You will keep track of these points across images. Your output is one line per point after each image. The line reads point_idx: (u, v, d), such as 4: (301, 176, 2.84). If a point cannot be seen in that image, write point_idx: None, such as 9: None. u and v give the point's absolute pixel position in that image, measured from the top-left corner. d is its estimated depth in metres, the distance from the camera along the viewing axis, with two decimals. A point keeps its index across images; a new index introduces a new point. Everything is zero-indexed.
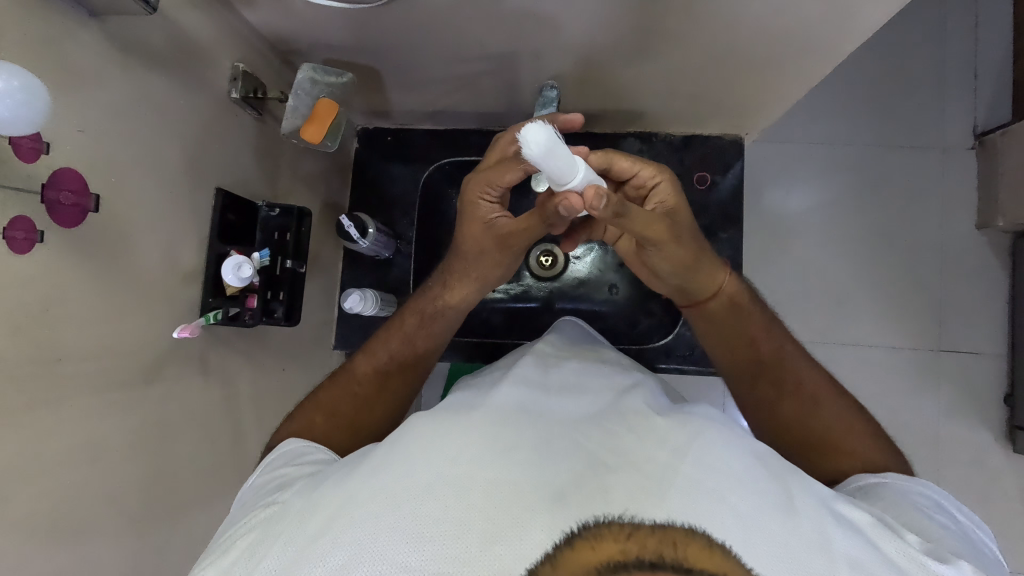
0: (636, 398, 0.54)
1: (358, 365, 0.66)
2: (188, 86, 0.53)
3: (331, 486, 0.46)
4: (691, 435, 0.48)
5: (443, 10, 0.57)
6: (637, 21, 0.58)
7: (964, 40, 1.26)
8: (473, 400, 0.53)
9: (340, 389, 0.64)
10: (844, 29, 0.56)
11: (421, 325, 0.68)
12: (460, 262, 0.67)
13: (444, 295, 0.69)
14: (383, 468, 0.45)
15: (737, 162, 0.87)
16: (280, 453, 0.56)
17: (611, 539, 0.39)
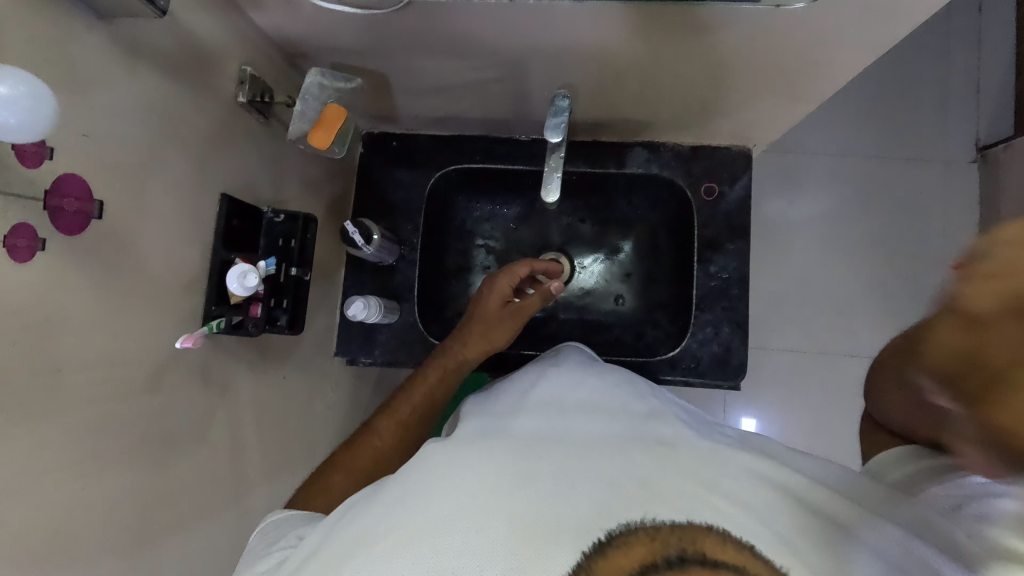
0: (656, 420, 0.54)
1: (379, 423, 0.65)
2: (195, 89, 0.52)
3: (344, 521, 0.46)
4: (703, 459, 0.50)
5: (457, 16, 0.56)
6: (651, 33, 0.57)
7: (967, 53, 1.26)
8: (489, 428, 0.52)
9: (359, 446, 0.64)
10: (861, 42, 0.56)
11: (442, 380, 0.69)
12: (476, 325, 0.70)
13: (461, 351, 0.69)
14: (397, 503, 0.45)
15: (744, 173, 0.86)
16: (269, 524, 0.54)
17: (639, 543, 0.43)
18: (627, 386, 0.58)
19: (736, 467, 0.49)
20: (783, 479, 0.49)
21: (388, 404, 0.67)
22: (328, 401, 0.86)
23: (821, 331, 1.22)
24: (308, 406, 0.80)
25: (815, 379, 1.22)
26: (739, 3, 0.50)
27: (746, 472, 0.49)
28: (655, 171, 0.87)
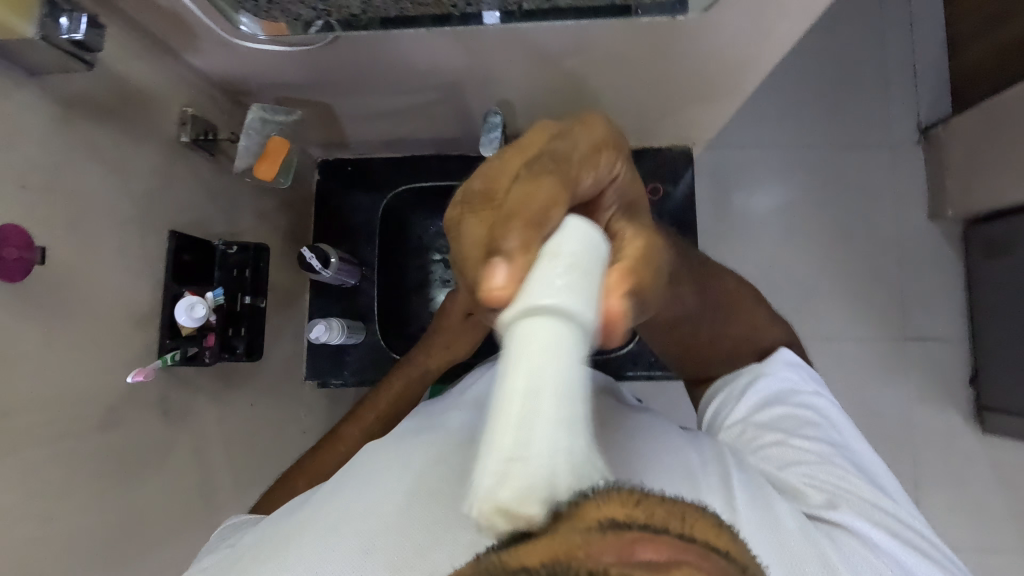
0: None
1: (345, 429, 0.67)
2: (135, 133, 0.54)
3: (286, 518, 0.53)
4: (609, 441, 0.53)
5: (387, 49, 0.59)
6: (572, 52, 0.61)
7: (903, 40, 1.31)
8: (418, 427, 0.59)
9: (325, 454, 0.65)
10: (766, 44, 0.60)
11: (406, 387, 0.71)
12: (439, 336, 0.72)
13: (425, 362, 0.72)
14: (330, 501, 0.52)
15: (686, 171, 0.91)
16: (223, 530, 0.58)
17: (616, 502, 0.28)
18: None
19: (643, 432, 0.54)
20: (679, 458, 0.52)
21: (354, 414, 0.69)
22: (303, 424, 0.88)
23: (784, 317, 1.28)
24: (281, 431, 0.82)
25: None
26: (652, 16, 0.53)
27: (663, 446, 0.53)
28: None
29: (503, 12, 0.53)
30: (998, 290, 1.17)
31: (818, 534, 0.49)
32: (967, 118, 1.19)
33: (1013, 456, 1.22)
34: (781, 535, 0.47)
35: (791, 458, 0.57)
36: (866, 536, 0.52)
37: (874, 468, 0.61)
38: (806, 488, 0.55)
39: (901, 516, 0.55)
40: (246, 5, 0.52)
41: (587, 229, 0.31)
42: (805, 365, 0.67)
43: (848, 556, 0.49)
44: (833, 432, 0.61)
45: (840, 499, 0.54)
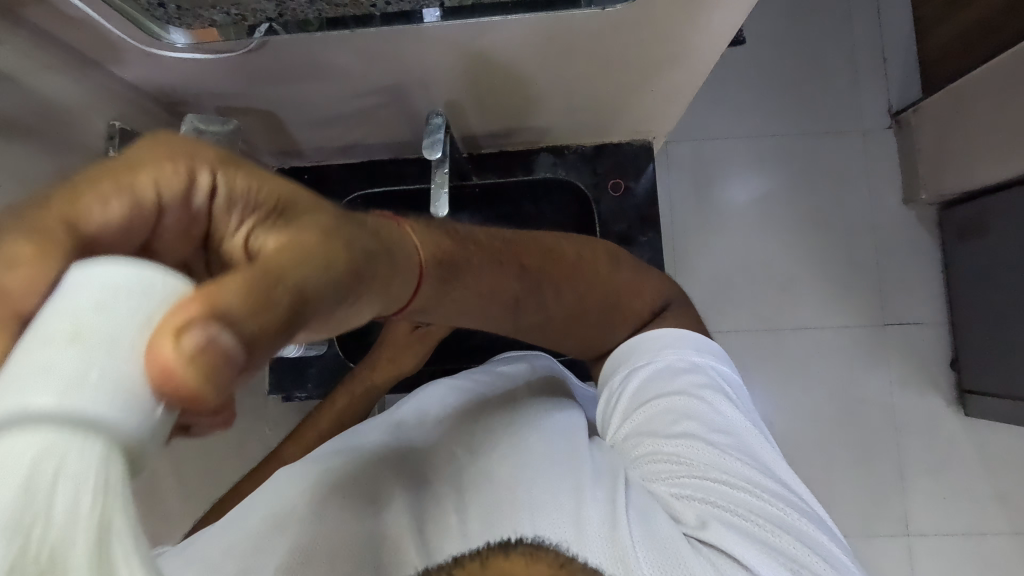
0: (499, 422, 0.60)
1: (287, 449, 0.72)
2: (55, 150, 0.52)
3: (217, 529, 0.54)
4: (526, 457, 0.55)
5: (318, 53, 0.58)
6: (509, 48, 0.59)
7: (871, 23, 1.30)
8: (349, 445, 0.61)
9: (260, 474, 0.69)
10: (707, 31, 0.58)
11: (350, 405, 0.75)
12: (383, 352, 0.75)
13: (369, 378, 0.76)
14: (259, 514, 0.53)
15: (648, 165, 0.90)
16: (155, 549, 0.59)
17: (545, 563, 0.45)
18: (484, 393, 0.65)
19: (562, 450, 0.56)
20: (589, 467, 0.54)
21: (296, 433, 0.74)
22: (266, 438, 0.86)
23: (759, 308, 1.27)
24: (240, 447, 0.80)
25: (763, 355, 1.26)
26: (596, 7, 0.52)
27: (561, 462, 0.54)
28: (562, 174, 0.90)
29: (442, 9, 0.52)
30: (974, 272, 1.16)
31: (675, 547, 0.48)
32: (936, 100, 1.18)
33: (997, 437, 1.21)
34: (637, 555, 0.46)
35: (662, 463, 0.55)
36: (736, 538, 0.49)
37: (764, 444, 0.58)
38: (675, 493, 0.53)
39: (786, 508, 0.52)
40: (157, 13, 0.50)
41: (124, 270, 0.23)
42: (686, 335, 0.63)
43: (714, 567, 0.47)
44: (713, 411, 0.57)
45: (710, 501, 0.52)
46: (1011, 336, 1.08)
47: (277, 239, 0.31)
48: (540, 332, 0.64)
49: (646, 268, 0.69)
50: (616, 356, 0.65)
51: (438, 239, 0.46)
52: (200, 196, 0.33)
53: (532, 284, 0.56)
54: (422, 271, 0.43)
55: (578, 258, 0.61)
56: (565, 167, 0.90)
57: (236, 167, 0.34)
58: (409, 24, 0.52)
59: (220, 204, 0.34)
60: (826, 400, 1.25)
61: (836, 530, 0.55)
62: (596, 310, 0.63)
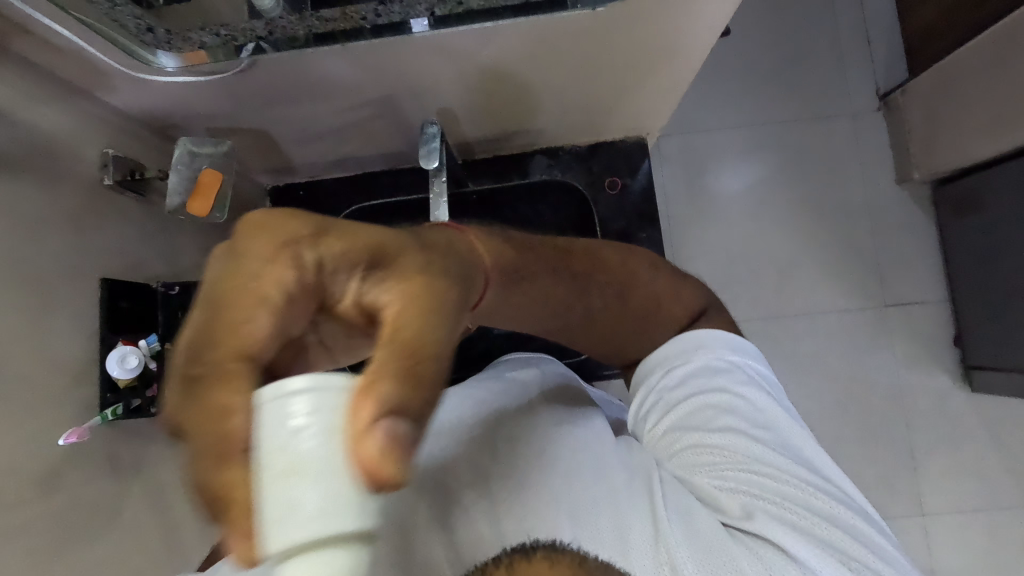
0: (515, 416, 0.59)
1: None
2: (51, 182, 0.52)
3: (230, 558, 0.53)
4: (543, 452, 0.55)
5: (310, 71, 0.58)
6: (498, 55, 0.60)
7: (853, 7, 1.30)
8: None
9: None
10: (698, 26, 0.58)
11: None
12: None
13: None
14: None
15: (643, 162, 0.90)
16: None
17: (568, 561, 0.45)
18: (497, 390, 0.65)
19: (581, 445, 0.56)
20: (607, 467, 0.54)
21: None
22: None
23: (761, 295, 1.27)
24: None
25: (767, 343, 1.26)
26: (588, 8, 0.51)
27: (594, 467, 0.54)
28: (558, 175, 0.90)
29: (431, 18, 0.51)
30: (971, 248, 1.17)
31: (719, 542, 0.49)
32: (923, 80, 1.18)
33: (1004, 411, 1.22)
34: (684, 555, 0.48)
35: (705, 459, 0.56)
36: (780, 529, 0.50)
37: (804, 438, 0.58)
38: (718, 484, 0.54)
39: (827, 504, 0.53)
40: (146, 39, 0.49)
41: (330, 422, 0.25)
42: (722, 336, 0.63)
43: (756, 556, 0.49)
44: (750, 407, 0.58)
45: (753, 493, 0.53)
46: (1011, 310, 1.08)
47: (389, 297, 0.30)
48: (575, 335, 0.61)
49: (679, 272, 0.68)
50: (650, 353, 0.65)
51: (500, 248, 0.43)
52: (307, 272, 0.30)
53: (580, 288, 0.54)
54: (487, 280, 0.41)
55: (619, 261, 0.60)
56: (561, 168, 0.90)
57: (331, 231, 0.31)
58: (400, 35, 0.51)
59: (325, 271, 0.30)
60: (832, 385, 1.25)
61: (878, 517, 0.56)
62: (636, 313, 0.61)
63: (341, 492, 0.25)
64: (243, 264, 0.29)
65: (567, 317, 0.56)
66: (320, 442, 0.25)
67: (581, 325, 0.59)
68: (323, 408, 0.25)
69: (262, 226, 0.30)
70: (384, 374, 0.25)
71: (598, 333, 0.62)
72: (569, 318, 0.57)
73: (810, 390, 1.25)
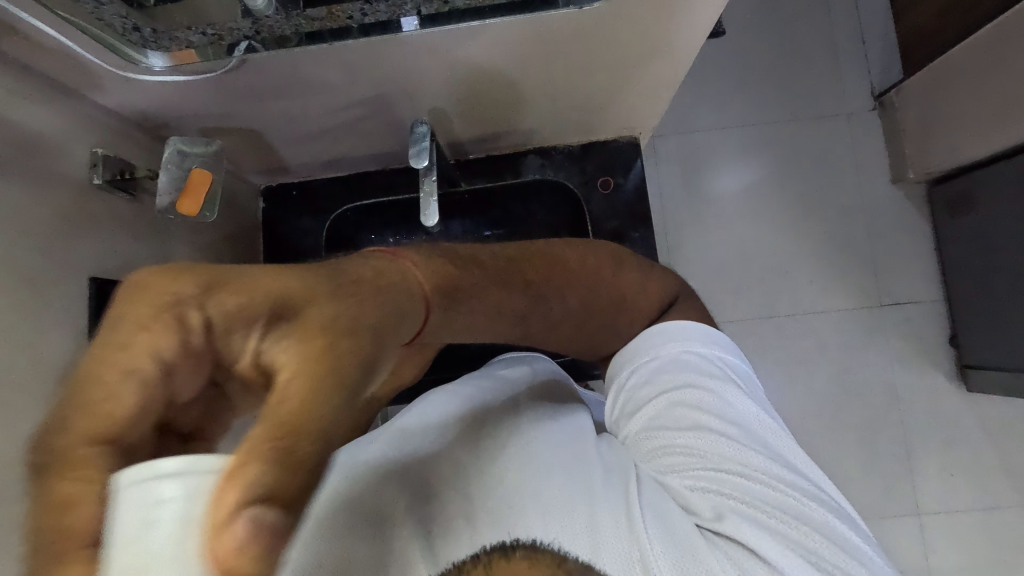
0: (502, 420, 0.61)
1: None
2: (40, 181, 0.52)
3: None
4: (526, 455, 0.56)
5: (300, 71, 0.58)
6: (487, 54, 0.60)
7: (848, 7, 1.31)
8: (347, 457, 0.60)
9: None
10: (687, 25, 0.58)
11: None
12: None
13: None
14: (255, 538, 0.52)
15: (636, 161, 0.90)
16: None
17: (547, 560, 0.46)
18: (484, 390, 0.65)
19: (563, 447, 0.57)
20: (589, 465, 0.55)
21: None
22: None
23: (756, 295, 1.27)
24: None
25: (762, 343, 1.26)
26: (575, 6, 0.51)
27: (574, 463, 0.55)
28: (551, 175, 0.90)
29: (419, 17, 0.51)
30: (966, 247, 1.17)
31: (692, 543, 0.49)
32: (917, 80, 1.18)
33: (1000, 411, 1.22)
34: (656, 554, 0.47)
35: (678, 458, 0.55)
36: (752, 528, 0.50)
37: (774, 430, 0.58)
38: (691, 484, 0.54)
39: (801, 501, 0.52)
40: (134, 38, 0.49)
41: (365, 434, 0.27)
42: (692, 328, 0.63)
43: (729, 557, 0.48)
44: (724, 402, 0.57)
45: (725, 492, 0.52)
46: (1006, 309, 1.08)
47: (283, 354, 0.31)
48: (546, 340, 0.60)
49: (652, 266, 0.68)
50: (623, 350, 0.65)
51: (437, 266, 0.42)
52: (194, 335, 0.32)
53: (536, 296, 0.53)
54: (427, 304, 0.40)
55: (581, 262, 0.59)
56: (554, 168, 0.90)
57: (219, 286, 0.32)
58: (388, 33, 0.52)
59: (217, 330, 0.32)
60: (828, 385, 1.25)
61: (853, 513, 0.55)
62: (598, 313, 0.61)
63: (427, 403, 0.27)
64: (118, 334, 0.31)
65: (528, 331, 0.55)
66: (177, 512, 0.24)
67: (544, 333, 0.58)
68: (170, 519, 0.24)
69: (140, 282, 0.32)
70: (266, 424, 0.27)
71: (564, 338, 0.61)
72: (531, 329, 0.55)
73: (806, 389, 1.25)
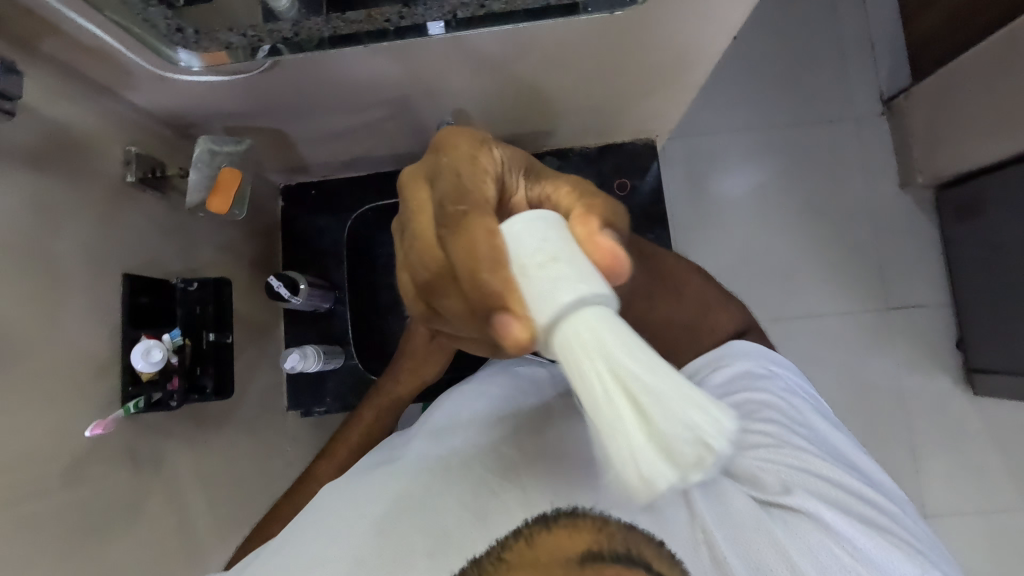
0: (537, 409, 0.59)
1: (317, 467, 0.72)
2: (76, 177, 0.52)
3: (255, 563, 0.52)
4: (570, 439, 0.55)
5: (329, 72, 0.59)
6: (513, 57, 0.61)
7: (856, 13, 1.32)
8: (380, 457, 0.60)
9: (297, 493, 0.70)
10: (711, 30, 0.59)
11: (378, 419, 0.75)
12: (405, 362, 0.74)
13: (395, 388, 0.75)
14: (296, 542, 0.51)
15: (652, 165, 0.91)
16: None
17: (586, 530, 0.49)
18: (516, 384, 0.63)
19: None
20: None
21: (327, 450, 0.74)
22: (287, 455, 0.87)
23: (765, 297, 1.28)
24: (264, 467, 0.81)
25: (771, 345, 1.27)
26: (604, 11, 0.52)
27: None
28: (568, 177, 0.91)
29: (448, 21, 0.52)
30: (973, 251, 1.18)
31: (759, 520, 0.52)
32: (926, 85, 1.20)
33: (1006, 414, 1.23)
34: (719, 537, 0.51)
35: (747, 452, 0.57)
36: (819, 506, 0.54)
37: (835, 438, 0.61)
38: (760, 466, 0.56)
39: (863, 497, 0.56)
40: (175, 38, 0.50)
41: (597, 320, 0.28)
42: (763, 346, 0.66)
43: (796, 533, 0.52)
44: (789, 405, 0.61)
45: (794, 475, 0.55)
46: (1013, 313, 1.10)
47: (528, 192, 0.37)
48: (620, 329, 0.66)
49: (726, 296, 0.70)
50: (696, 362, 0.66)
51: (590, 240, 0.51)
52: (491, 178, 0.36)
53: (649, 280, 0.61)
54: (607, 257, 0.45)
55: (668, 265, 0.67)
56: (570, 169, 0.91)
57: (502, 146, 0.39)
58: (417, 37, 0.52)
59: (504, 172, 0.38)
60: (836, 387, 1.26)
61: (905, 515, 0.59)
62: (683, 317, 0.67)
63: (589, 267, 0.30)
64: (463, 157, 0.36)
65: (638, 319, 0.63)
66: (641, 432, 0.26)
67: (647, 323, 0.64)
68: (629, 356, 0.27)
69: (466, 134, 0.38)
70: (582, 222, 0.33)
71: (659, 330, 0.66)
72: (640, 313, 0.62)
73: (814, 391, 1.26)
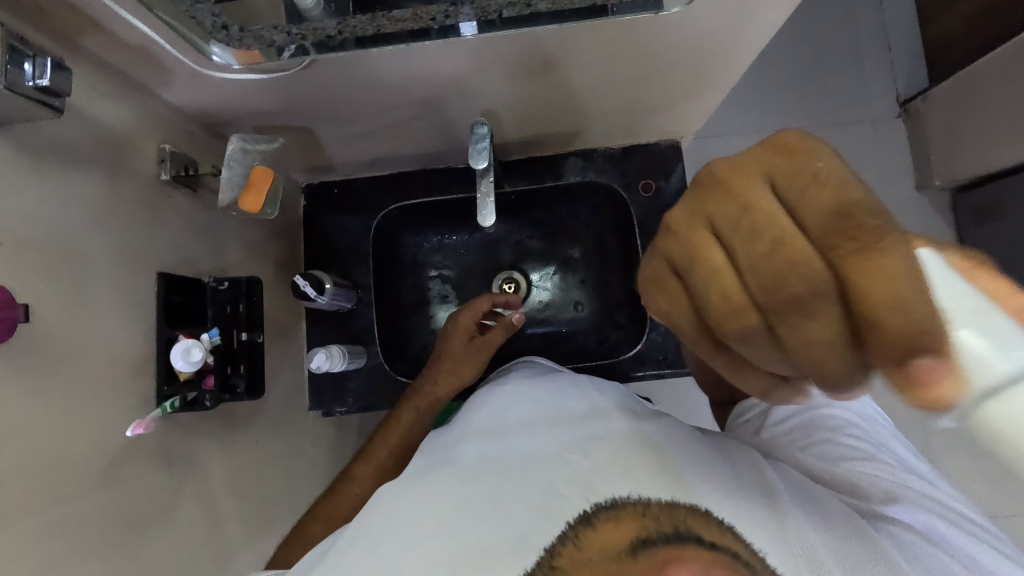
0: (598, 418, 0.60)
1: (357, 469, 0.73)
2: (113, 176, 0.52)
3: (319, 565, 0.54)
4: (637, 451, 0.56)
5: (363, 70, 0.58)
6: (548, 57, 0.60)
7: (874, 15, 1.31)
8: (438, 458, 0.60)
9: (339, 496, 0.71)
10: (747, 31, 0.59)
11: (416, 419, 0.75)
12: (444, 363, 0.76)
13: (433, 391, 0.76)
14: (368, 550, 0.53)
15: (677, 165, 0.90)
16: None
17: (630, 517, 0.51)
18: (568, 388, 0.64)
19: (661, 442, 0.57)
20: (695, 462, 0.55)
21: (364, 450, 0.75)
22: (309, 456, 0.87)
23: None
24: (287, 467, 0.80)
25: None
26: (641, 12, 0.51)
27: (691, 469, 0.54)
28: (592, 177, 0.90)
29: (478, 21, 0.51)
30: (991, 255, 1.17)
31: (863, 526, 0.52)
32: (944, 87, 1.19)
33: None
34: (818, 540, 0.50)
35: (831, 463, 0.60)
36: (910, 509, 0.56)
37: (910, 457, 0.64)
38: (848, 474, 0.59)
39: (948, 507, 0.58)
40: (219, 35, 0.50)
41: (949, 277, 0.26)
42: None
43: (896, 536, 0.52)
44: (862, 424, 0.65)
45: (878, 482, 0.59)
46: None
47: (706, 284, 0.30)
48: None
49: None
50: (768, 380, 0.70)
51: None
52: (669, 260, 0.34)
53: None
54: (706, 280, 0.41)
55: None
56: (595, 170, 0.90)
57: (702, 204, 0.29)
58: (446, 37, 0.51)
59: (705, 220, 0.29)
60: None
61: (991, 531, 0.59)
62: None
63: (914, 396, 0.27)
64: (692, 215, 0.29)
65: None
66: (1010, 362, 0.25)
67: None
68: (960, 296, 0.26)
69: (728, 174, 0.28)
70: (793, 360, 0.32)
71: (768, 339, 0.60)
72: None
73: None
